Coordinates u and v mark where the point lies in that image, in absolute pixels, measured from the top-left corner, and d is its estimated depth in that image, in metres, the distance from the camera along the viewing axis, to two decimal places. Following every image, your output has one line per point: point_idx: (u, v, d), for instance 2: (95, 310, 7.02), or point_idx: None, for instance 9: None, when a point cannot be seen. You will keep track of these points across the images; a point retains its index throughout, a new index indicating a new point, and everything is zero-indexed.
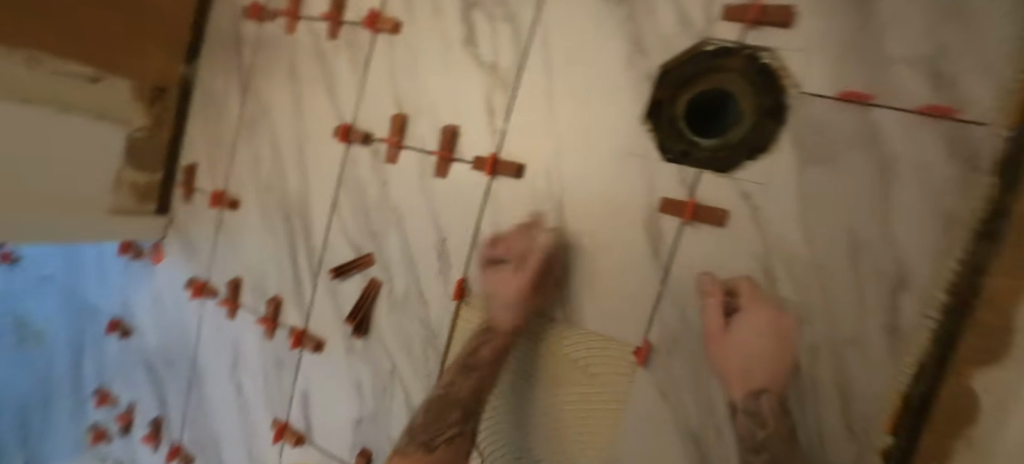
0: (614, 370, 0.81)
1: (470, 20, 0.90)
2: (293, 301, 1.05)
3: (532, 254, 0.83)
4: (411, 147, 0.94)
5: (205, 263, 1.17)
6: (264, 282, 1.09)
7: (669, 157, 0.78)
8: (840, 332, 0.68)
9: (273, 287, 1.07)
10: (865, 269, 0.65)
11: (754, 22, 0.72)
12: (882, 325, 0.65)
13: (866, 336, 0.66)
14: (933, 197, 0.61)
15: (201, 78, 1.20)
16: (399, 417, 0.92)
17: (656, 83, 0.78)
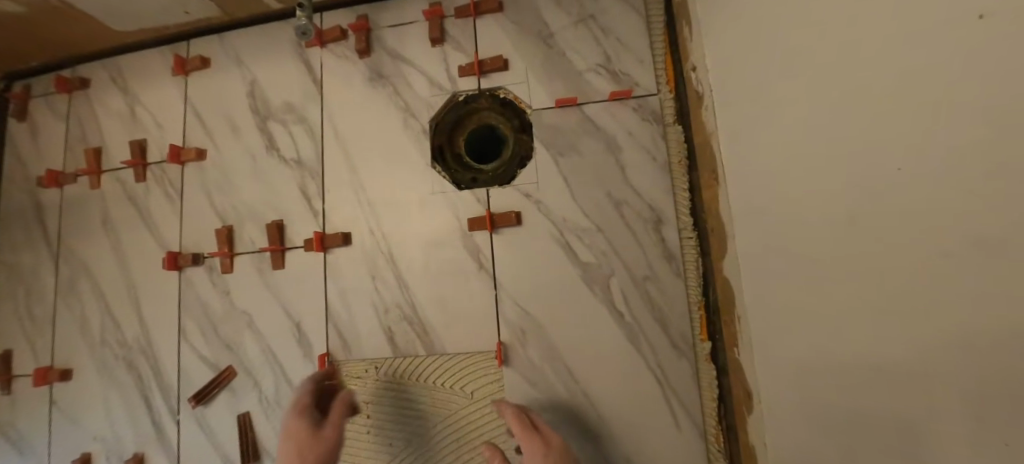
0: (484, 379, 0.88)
1: (267, 130, 1.02)
2: (159, 430, 0.97)
3: (385, 299, 0.92)
4: (242, 253, 0.98)
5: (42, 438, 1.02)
6: (125, 423, 0.99)
7: (462, 186, 0.94)
8: (635, 274, 0.87)
9: (138, 425, 0.98)
10: (628, 224, 0.88)
11: (481, 74, 0.95)
12: (653, 259, 0.87)
13: (647, 271, 0.86)
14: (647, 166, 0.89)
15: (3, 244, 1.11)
16: None
17: (431, 134, 0.96)
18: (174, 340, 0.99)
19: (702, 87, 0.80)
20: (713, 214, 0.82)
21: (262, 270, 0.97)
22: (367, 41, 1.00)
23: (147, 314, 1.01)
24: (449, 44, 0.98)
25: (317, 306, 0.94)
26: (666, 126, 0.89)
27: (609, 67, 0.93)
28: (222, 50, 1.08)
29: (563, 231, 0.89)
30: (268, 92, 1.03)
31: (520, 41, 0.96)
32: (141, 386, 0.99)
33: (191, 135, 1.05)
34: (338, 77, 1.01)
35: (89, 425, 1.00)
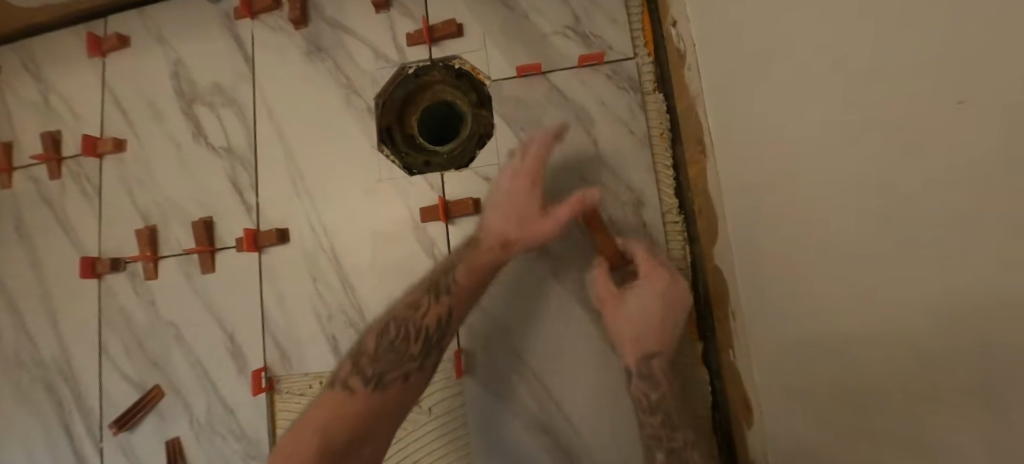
0: (442, 393, 0.76)
1: (193, 114, 0.90)
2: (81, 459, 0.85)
3: (328, 302, 0.80)
4: (168, 256, 0.86)
5: None
6: (41, 449, 0.87)
7: (414, 171, 0.82)
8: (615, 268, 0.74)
9: (54, 449, 0.87)
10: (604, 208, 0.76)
11: (432, 41, 0.83)
12: None
13: None
14: (622, 142, 0.77)
15: None
16: None
17: (378, 113, 0.84)
18: (95, 356, 0.87)
19: (681, 45, 0.69)
20: (699, 194, 0.70)
21: (190, 273, 0.85)
22: (302, 9, 0.87)
23: (65, 328, 0.89)
24: (395, 9, 0.86)
25: (252, 314, 0.82)
26: (644, 95, 0.78)
27: (577, 29, 0.80)
28: (142, 26, 0.95)
29: None
30: (194, 71, 0.91)
31: (476, 2, 0.83)
32: (59, 410, 0.87)
33: (110, 123, 0.93)
34: (271, 52, 0.89)
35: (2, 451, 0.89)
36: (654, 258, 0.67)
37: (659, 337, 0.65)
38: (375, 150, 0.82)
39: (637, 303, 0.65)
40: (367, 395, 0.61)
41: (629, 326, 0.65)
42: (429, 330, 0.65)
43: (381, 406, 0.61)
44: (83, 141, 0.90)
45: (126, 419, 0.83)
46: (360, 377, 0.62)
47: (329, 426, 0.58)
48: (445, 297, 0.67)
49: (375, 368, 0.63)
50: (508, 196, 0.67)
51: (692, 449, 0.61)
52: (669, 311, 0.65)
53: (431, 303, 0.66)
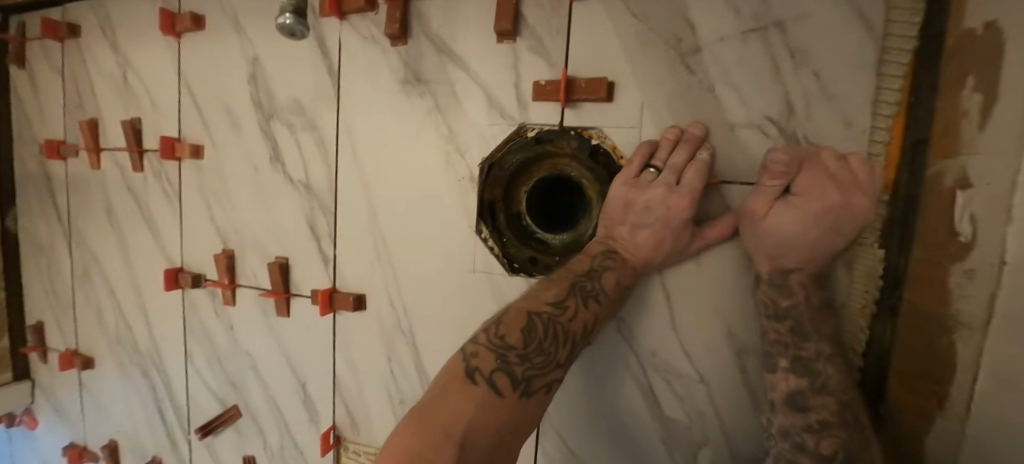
0: None
1: (271, 133, 0.77)
2: (172, 442, 0.93)
3: (401, 384, 0.73)
4: (245, 286, 0.82)
5: (80, 411, 1.02)
6: (139, 421, 0.96)
7: (515, 267, 0.66)
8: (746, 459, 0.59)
9: (150, 425, 0.94)
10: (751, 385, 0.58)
11: (567, 101, 0.61)
12: None
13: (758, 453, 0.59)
14: None
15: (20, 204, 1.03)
16: None
17: (482, 182, 0.66)
18: (182, 360, 0.89)
19: (964, 228, 0.42)
20: (904, 424, 0.50)
21: (266, 310, 0.81)
22: (402, 19, 0.66)
23: (156, 327, 0.91)
24: (524, 40, 0.62)
25: (326, 373, 0.78)
26: (857, 247, 0.54)
27: (785, 124, 0.54)
28: (218, 5, 0.77)
29: (645, 367, 0.62)
30: (272, 75, 0.76)
31: (640, 53, 0.58)
32: (155, 396, 0.93)
33: (187, 122, 0.83)
34: (361, 70, 0.70)
35: (111, 414, 0.99)
36: (832, 164, 0.46)
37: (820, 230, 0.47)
38: (473, 230, 0.67)
39: (794, 216, 0.47)
40: (500, 406, 0.45)
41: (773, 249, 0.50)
42: (575, 339, 0.52)
43: (504, 427, 0.45)
44: (162, 144, 0.82)
45: (207, 426, 0.87)
46: (508, 375, 0.47)
47: (454, 409, 0.42)
48: (594, 303, 0.54)
49: (507, 371, 0.47)
50: (665, 225, 0.52)
51: (827, 364, 0.49)
52: (838, 230, 0.46)
53: (578, 304, 0.53)
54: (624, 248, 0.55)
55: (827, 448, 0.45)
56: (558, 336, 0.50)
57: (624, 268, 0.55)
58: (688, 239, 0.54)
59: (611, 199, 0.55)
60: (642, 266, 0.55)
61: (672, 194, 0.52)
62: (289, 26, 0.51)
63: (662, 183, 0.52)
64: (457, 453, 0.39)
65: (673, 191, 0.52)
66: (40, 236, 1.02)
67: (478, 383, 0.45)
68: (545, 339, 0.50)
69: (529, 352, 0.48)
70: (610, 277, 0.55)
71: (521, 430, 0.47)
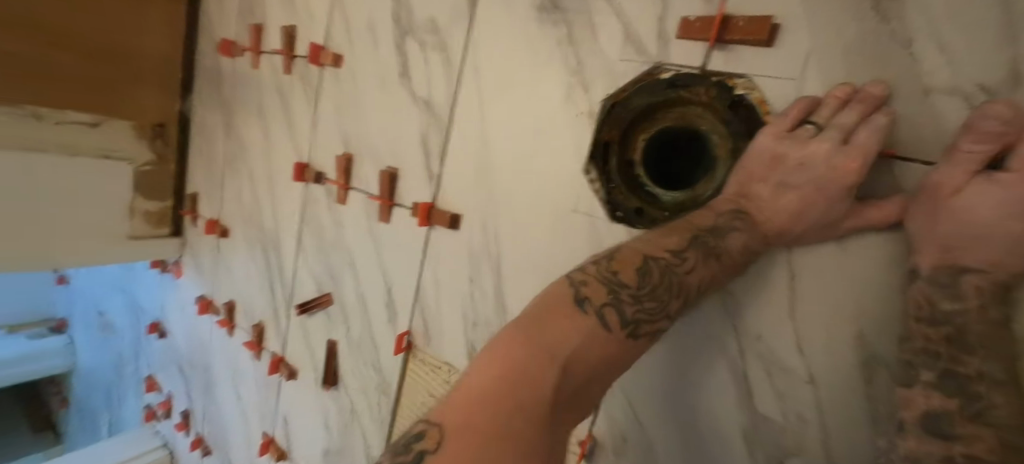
0: None
1: (405, 48, 0.80)
2: (275, 313, 1.07)
3: (476, 308, 0.76)
4: (357, 190, 0.89)
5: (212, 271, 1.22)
6: (254, 289, 1.11)
7: (618, 215, 0.63)
8: None
9: (261, 295, 1.09)
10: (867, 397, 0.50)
11: (717, 41, 0.55)
12: None
13: None
14: None
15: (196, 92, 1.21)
16: (361, 451, 0.94)
17: (601, 121, 0.63)
18: (295, 245, 1.01)
19: None
20: None
21: (370, 215, 0.87)
22: None
23: (279, 214, 1.03)
24: None
25: (411, 282, 0.83)
26: None
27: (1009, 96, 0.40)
28: None
29: (743, 347, 0.57)
30: None
31: None
32: (268, 272, 1.07)
33: (334, 32, 0.90)
34: None
35: (234, 279, 1.16)
36: None
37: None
38: (582, 170, 0.65)
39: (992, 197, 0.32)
40: (608, 340, 0.42)
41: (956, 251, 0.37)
42: (689, 292, 0.48)
43: (607, 360, 0.43)
44: (311, 49, 0.90)
45: (305, 306, 0.98)
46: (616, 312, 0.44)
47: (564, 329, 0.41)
48: (717, 262, 0.49)
49: (617, 308, 0.44)
50: (822, 190, 0.44)
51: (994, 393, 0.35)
52: None
53: (700, 259, 0.48)
54: (761, 209, 0.49)
55: None
56: (672, 286, 0.47)
57: (755, 232, 0.49)
58: (843, 213, 0.45)
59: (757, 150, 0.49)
60: (776, 234, 0.49)
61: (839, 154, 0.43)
62: None
63: (829, 137, 0.44)
64: (562, 372, 0.38)
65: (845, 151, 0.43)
66: (206, 122, 1.20)
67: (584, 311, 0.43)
68: (656, 285, 0.46)
69: (640, 294, 0.45)
70: (739, 239, 0.49)
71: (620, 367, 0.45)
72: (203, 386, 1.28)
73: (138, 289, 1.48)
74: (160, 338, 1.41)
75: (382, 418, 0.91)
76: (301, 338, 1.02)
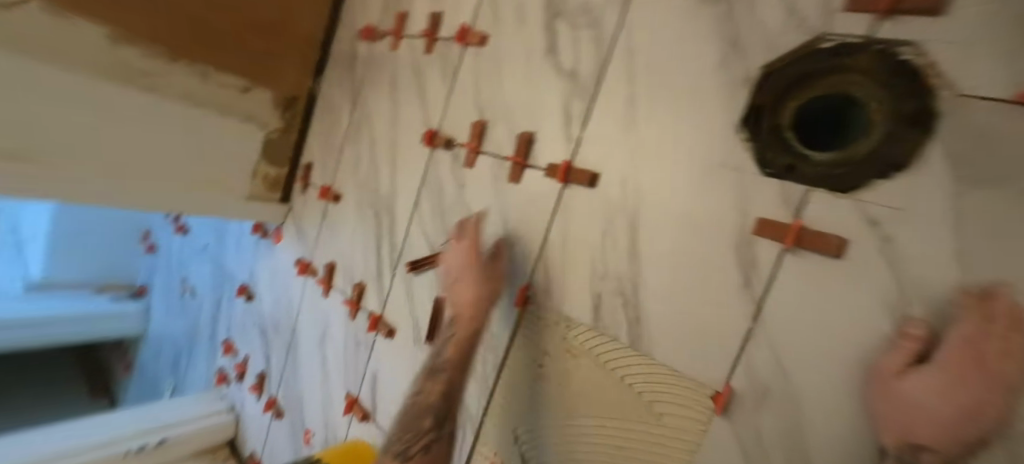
0: (683, 412, 0.70)
1: (552, 28, 0.90)
2: (378, 274, 1.12)
3: (605, 261, 0.79)
4: (487, 153, 0.96)
5: (317, 235, 1.29)
6: (359, 251, 1.18)
7: (767, 170, 0.66)
8: None
9: (366, 257, 1.16)
10: None
11: (890, 10, 0.58)
12: None
13: None
14: None
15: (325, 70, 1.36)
16: None
17: (757, 85, 0.69)
18: (411, 205, 1.07)
19: None
20: None
21: (498, 176, 0.93)
22: None
23: (398, 177, 1.11)
24: None
25: (536, 237, 0.87)
26: None
27: None
28: None
29: (910, 294, 0.53)
30: None
31: None
32: (378, 232, 1.13)
33: (481, 16, 1.01)
34: None
35: (338, 243, 1.23)
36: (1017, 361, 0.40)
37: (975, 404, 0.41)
38: (733, 127, 0.69)
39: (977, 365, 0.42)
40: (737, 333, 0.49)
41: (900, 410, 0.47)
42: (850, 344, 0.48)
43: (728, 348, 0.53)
44: (459, 31, 1.03)
45: (417, 262, 1.03)
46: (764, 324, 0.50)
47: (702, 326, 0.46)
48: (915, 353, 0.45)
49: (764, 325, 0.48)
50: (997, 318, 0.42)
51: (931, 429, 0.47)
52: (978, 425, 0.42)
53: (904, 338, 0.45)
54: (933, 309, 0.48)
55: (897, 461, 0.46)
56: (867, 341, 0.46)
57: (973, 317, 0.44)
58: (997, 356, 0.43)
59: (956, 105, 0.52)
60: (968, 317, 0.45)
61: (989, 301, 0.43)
62: None
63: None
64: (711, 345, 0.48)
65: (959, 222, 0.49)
66: (332, 99, 1.33)
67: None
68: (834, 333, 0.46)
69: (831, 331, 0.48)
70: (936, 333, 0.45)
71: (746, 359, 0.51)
72: (287, 347, 1.34)
73: (229, 254, 1.59)
74: (246, 300, 1.50)
75: (483, 377, 0.92)
76: (404, 294, 1.06)
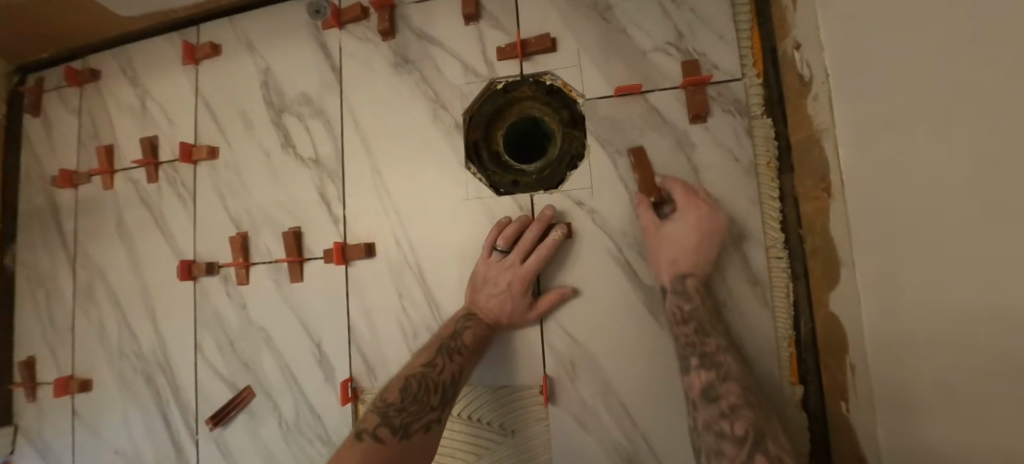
0: (523, 416, 0.76)
1: (282, 124, 0.91)
2: (176, 448, 0.91)
3: (411, 316, 0.81)
4: (258, 263, 0.89)
5: (71, 445, 0.98)
6: (139, 436, 0.94)
7: (501, 190, 0.81)
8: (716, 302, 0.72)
9: (153, 437, 0.93)
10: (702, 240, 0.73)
11: (524, 56, 0.81)
12: (730, 285, 0.72)
13: (722, 296, 0.72)
14: (727, 170, 0.73)
15: (21, 237, 1.09)
16: None
17: (466, 129, 0.83)
18: (191, 352, 0.91)
19: (807, 70, 0.64)
20: (818, 232, 0.65)
21: (279, 281, 0.87)
22: (390, 20, 0.86)
23: (161, 326, 0.93)
24: (485, 21, 0.83)
25: (340, 325, 0.84)
26: (751, 120, 0.73)
27: (680, 44, 0.76)
28: (233, 35, 0.97)
29: (619, 242, 0.75)
30: (282, 80, 0.92)
31: (571, 17, 0.80)
32: (159, 402, 0.93)
33: (202, 130, 0.96)
34: (358, 63, 0.89)
35: (106, 440, 0.96)
36: (484, 288, 0.76)
37: (509, 286, 0.75)
38: (464, 165, 0.82)
39: (675, 229, 0.69)
40: (511, 310, 0.75)
41: (672, 251, 0.69)
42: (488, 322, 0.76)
43: (501, 318, 0.76)
44: (180, 148, 0.93)
45: (218, 412, 0.87)
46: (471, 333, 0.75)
47: (496, 321, 0.76)
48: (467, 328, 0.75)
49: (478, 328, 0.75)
50: (502, 303, 0.75)
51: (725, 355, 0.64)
52: (513, 291, 0.75)
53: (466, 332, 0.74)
54: (478, 311, 0.76)
55: (740, 430, 0.57)
56: (479, 337, 0.75)
57: (480, 325, 0.75)
58: (525, 304, 0.75)
59: (590, 119, 0.77)
60: (494, 322, 0.76)
61: (497, 292, 0.75)
62: None
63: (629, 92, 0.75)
64: (524, 315, 0.76)
65: (502, 282, 0.75)
66: (42, 268, 1.06)
67: (461, 339, 0.74)
68: (466, 329, 0.75)
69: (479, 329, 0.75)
70: (469, 334, 0.75)
71: (513, 308, 0.75)
72: None
73: None
74: None
75: None
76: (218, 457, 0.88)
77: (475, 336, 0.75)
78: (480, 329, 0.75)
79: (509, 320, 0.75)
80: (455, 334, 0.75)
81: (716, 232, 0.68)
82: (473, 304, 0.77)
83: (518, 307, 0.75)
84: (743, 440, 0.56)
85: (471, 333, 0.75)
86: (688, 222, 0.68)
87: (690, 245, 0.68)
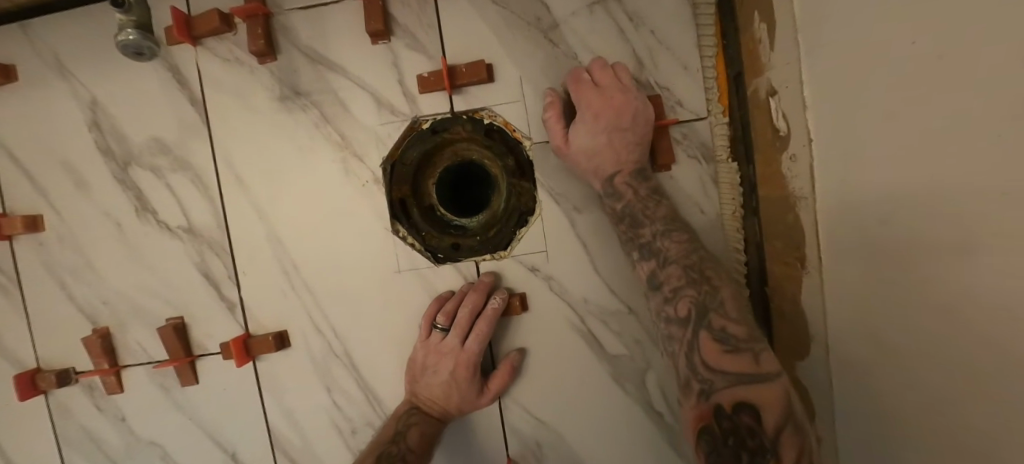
0: None
1: (131, 181, 0.68)
2: None
3: (345, 412, 0.68)
4: (132, 365, 0.70)
5: None
6: None
7: (440, 256, 0.68)
8: None
9: None
10: None
11: (453, 88, 0.64)
12: None
13: None
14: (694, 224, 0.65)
15: None
16: None
17: (389, 182, 0.67)
18: None
19: (783, 123, 0.56)
20: (788, 298, 0.61)
21: (166, 385, 0.69)
22: (267, 35, 0.64)
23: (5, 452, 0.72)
24: (398, 39, 0.65)
25: (256, 430, 0.69)
26: (719, 165, 0.64)
27: (640, 76, 0.64)
28: (31, 49, 0.68)
29: (580, 312, 0.66)
30: (121, 118, 0.68)
31: (508, 35, 0.64)
32: None
33: (10, 189, 0.69)
34: (228, 94, 0.66)
35: None
36: (426, 369, 0.63)
37: (457, 368, 0.62)
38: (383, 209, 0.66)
39: (585, 134, 0.60)
40: (466, 396, 0.63)
41: (585, 158, 0.61)
42: (437, 415, 0.63)
43: (455, 407, 0.63)
44: None
45: None
46: (417, 427, 0.62)
47: (447, 411, 0.63)
48: (414, 423, 0.62)
49: (427, 422, 0.62)
50: (451, 388, 0.62)
51: (669, 251, 0.57)
52: (462, 374, 0.62)
53: (412, 426, 0.62)
54: (423, 403, 0.63)
55: (683, 310, 0.52)
56: (429, 435, 0.62)
57: (427, 419, 0.62)
58: (479, 388, 0.63)
59: (541, 169, 0.65)
60: (442, 415, 0.63)
61: (441, 379, 0.62)
62: (135, 44, 0.48)
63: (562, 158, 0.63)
64: (480, 398, 0.64)
65: (447, 363, 0.62)
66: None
67: (403, 440, 0.60)
68: (411, 426, 0.62)
69: (427, 427, 0.62)
70: (414, 432, 0.61)
71: (466, 394, 0.63)
72: None
73: None
74: None
75: None
76: None
77: (420, 433, 0.61)
78: (428, 422, 0.62)
79: (464, 407, 0.63)
80: (395, 434, 0.61)
81: (624, 116, 0.59)
82: (414, 397, 0.64)
83: (472, 390, 0.63)
84: (686, 320, 0.51)
85: (415, 430, 0.61)
86: (594, 123, 0.60)
87: (602, 143, 0.60)
